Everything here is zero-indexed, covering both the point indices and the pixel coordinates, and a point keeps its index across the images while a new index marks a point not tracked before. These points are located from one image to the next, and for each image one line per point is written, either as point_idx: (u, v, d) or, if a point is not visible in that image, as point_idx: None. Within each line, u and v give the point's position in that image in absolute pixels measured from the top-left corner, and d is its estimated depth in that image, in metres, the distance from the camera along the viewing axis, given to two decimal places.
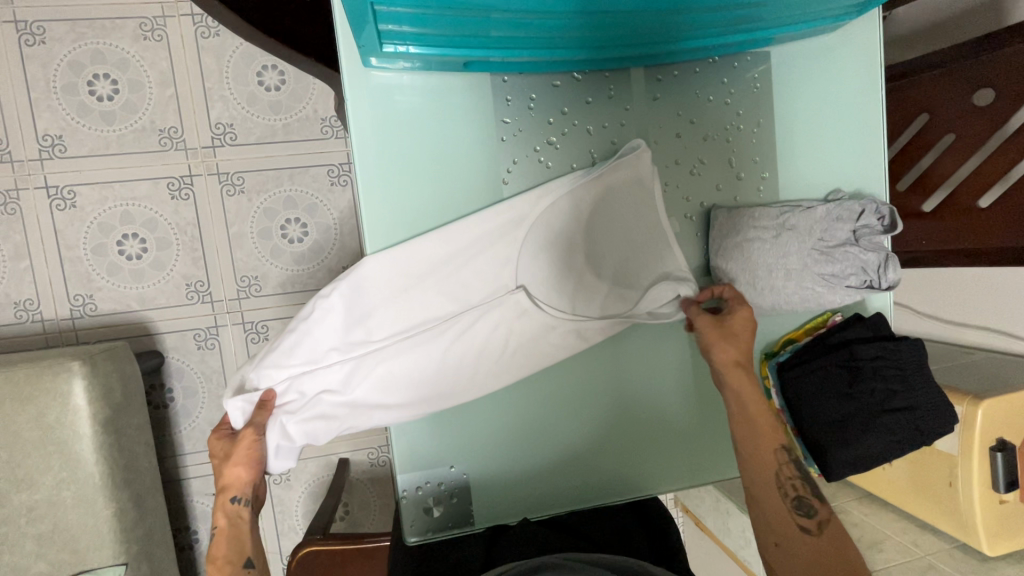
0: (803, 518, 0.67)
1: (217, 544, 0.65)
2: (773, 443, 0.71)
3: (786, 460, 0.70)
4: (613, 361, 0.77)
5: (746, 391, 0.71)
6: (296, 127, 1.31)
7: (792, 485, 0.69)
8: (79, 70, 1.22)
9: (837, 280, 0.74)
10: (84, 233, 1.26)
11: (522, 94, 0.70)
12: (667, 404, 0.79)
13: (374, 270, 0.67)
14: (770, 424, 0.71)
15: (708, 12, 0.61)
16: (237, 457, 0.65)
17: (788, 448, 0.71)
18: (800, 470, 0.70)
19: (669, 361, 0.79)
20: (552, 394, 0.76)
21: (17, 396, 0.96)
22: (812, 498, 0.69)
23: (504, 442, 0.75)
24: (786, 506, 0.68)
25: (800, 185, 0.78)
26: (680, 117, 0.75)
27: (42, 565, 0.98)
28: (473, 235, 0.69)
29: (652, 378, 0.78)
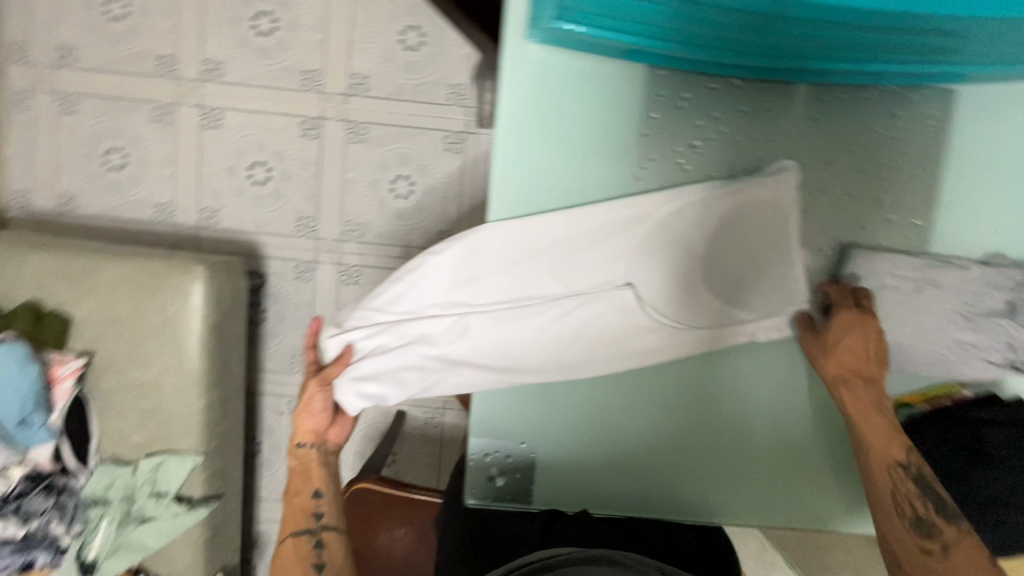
0: (926, 542, 0.64)
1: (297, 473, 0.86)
2: (885, 459, 0.68)
3: (903, 477, 0.66)
4: (701, 378, 0.75)
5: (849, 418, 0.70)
6: (424, 89, 1.35)
7: (912, 503, 0.65)
8: (247, 4, 1.32)
9: (975, 351, 0.70)
10: (222, 153, 1.38)
11: (674, 92, 0.68)
12: (750, 436, 0.76)
13: (491, 236, 0.69)
14: (886, 439, 0.68)
15: (905, 33, 0.57)
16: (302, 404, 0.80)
17: (905, 463, 0.67)
18: (923, 488, 0.65)
19: (761, 392, 0.75)
20: (634, 396, 0.75)
21: (150, 285, 1.08)
22: (938, 521, 0.64)
23: (576, 430, 0.75)
24: (906, 529, 0.65)
25: (958, 240, 0.71)
26: (837, 143, 0.70)
27: (139, 436, 1.10)
28: (592, 227, 0.69)
29: (739, 405, 0.75)
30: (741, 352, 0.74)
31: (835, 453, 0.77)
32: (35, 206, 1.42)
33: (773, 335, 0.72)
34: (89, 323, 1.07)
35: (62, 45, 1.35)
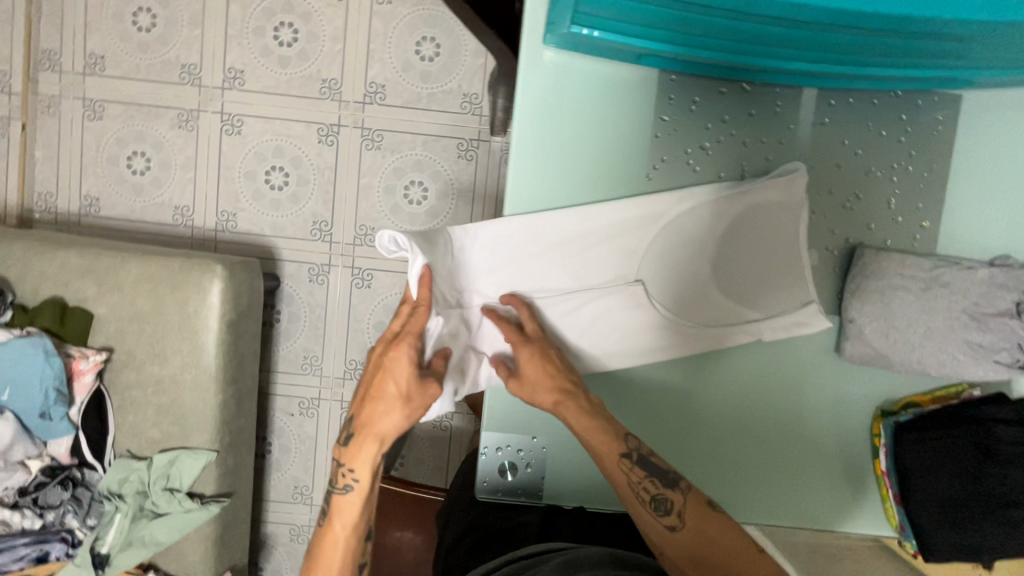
0: (669, 520, 0.64)
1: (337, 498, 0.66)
2: (613, 455, 0.66)
3: (631, 464, 0.65)
4: (714, 376, 0.75)
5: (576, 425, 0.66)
6: (439, 98, 1.39)
7: (646, 487, 0.65)
8: (270, 16, 1.37)
9: (985, 351, 0.70)
10: (241, 158, 1.42)
11: (685, 96, 0.71)
12: (764, 436, 0.77)
13: (507, 230, 0.70)
14: (604, 440, 0.66)
15: (907, 40, 0.60)
16: (404, 417, 0.63)
17: (626, 451, 0.66)
18: (647, 466, 0.66)
19: (775, 392, 0.76)
20: (647, 394, 0.76)
21: (171, 282, 1.10)
22: (668, 493, 0.65)
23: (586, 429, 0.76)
24: (648, 514, 0.65)
25: (963, 241, 0.73)
26: (845, 146, 0.71)
27: (155, 431, 1.12)
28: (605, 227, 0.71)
29: (751, 405, 0.76)
30: (756, 350, 0.75)
31: (846, 455, 0.77)
32: (60, 208, 1.46)
33: (779, 334, 0.72)
34: (110, 319, 1.10)
35: (92, 53, 1.40)
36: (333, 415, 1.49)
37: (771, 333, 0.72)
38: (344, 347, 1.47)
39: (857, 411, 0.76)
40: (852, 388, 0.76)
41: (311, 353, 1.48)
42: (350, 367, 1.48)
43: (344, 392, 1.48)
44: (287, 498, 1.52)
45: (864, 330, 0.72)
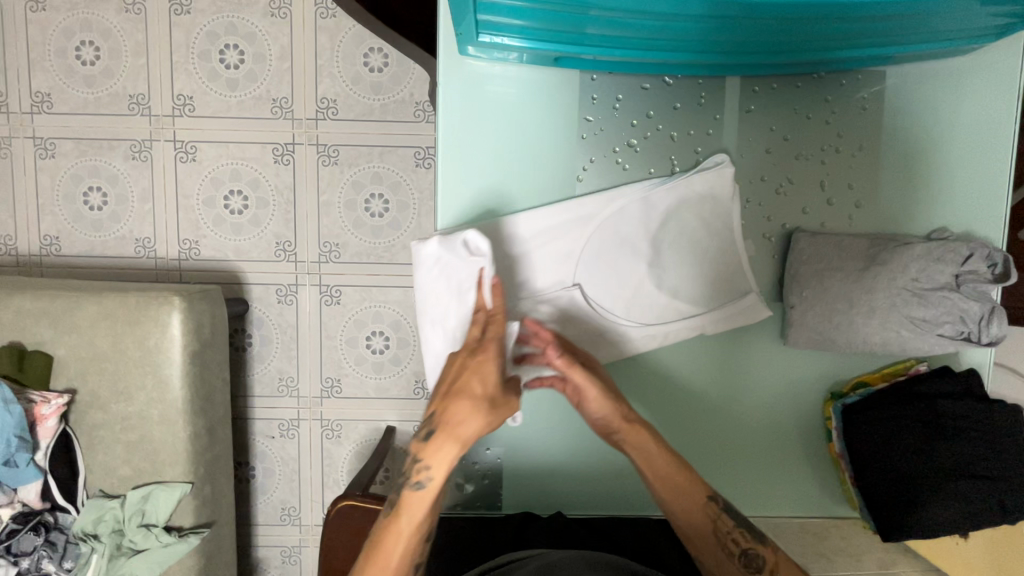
0: (755, 574, 0.63)
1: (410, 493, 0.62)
2: (698, 496, 0.66)
3: (716, 512, 0.66)
4: (723, 367, 0.75)
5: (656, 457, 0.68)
6: (392, 108, 1.38)
7: (733, 537, 0.65)
8: (214, 39, 1.36)
9: (928, 326, 0.70)
10: (198, 184, 1.41)
11: (608, 94, 0.70)
12: (767, 425, 0.76)
13: (445, 245, 0.68)
14: (692, 482, 0.67)
15: (818, 23, 0.60)
16: (488, 424, 0.61)
17: (716, 497, 0.67)
18: (732, 513, 0.66)
19: (779, 378, 0.76)
20: (655, 388, 0.76)
21: (129, 318, 1.09)
22: (759, 546, 0.64)
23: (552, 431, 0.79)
24: (735, 567, 0.63)
25: (898, 218, 0.73)
26: (773, 132, 0.71)
27: (127, 468, 1.11)
28: (539, 233, 0.70)
29: (722, 400, 0.76)
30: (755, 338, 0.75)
31: (802, 438, 0.77)
32: (19, 251, 1.44)
33: (721, 326, 0.73)
34: (72, 361, 1.09)
35: (38, 92, 1.38)
36: (314, 435, 1.48)
37: (713, 324, 0.73)
38: (318, 366, 1.47)
39: (808, 394, 0.76)
40: (801, 372, 0.76)
41: (286, 374, 1.47)
42: (327, 386, 1.47)
43: (323, 411, 1.48)
44: (275, 521, 1.52)
45: (806, 315, 0.71)
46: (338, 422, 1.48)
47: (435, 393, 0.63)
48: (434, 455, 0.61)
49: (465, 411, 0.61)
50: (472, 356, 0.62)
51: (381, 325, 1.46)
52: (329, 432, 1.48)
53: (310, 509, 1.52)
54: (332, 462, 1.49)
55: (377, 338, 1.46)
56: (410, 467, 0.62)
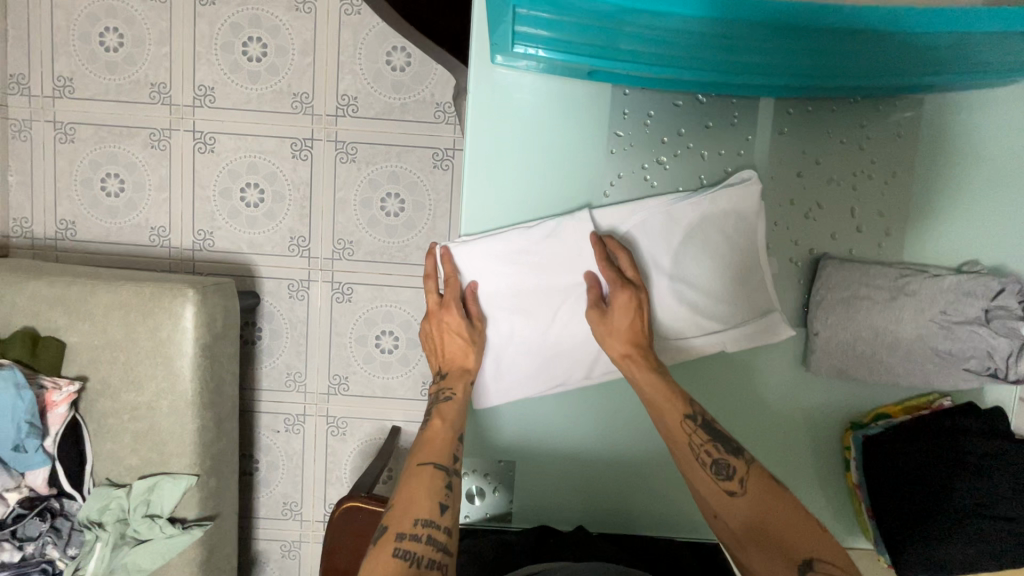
0: (728, 485, 0.63)
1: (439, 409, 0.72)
2: (676, 413, 0.67)
3: (694, 428, 0.66)
4: (780, 388, 0.74)
5: (649, 378, 0.68)
6: (412, 108, 1.37)
7: (706, 450, 0.65)
8: (238, 31, 1.35)
9: (954, 359, 0.69)
10: (216, 176, 1.41)
11: (639, 110, 0.69)
12: (817, 450, 0.76)
13: (477, 253, 0.70)
14: (670, 401, 0.67)
15: (860, 50, 0.59)
16: (477, 347, 0.72)
17: (694, 414, 0.67)
18: (709, 429, 0.66)
19: (835, 404, 0.75)
20: (711, 403, 0.75)
21: (142, 309, 1.09)
22: (729, 457, 0.64)
23: (586, 447, 0.78)
24: (706, 475, 0.64)
25: (928, 248, 0.72)
26: (805, 156, 0.70)
27: (134, 457, 1.12)
28: (563, 257, 0.70)
29: (779, 420, 0.75)
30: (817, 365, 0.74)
31: (817, 464, 0.76)
32: (35, 234, 1.44)
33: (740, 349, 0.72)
34: (84, 348, 1.10)
35: (60, 76, 1.38)
36: (319, 431, 1.48)
37: (733, 345, 0.71)
38: (327, 363, 1.46)
39: (826, 420, 0.75)
40: (821, 398, 0.75)
41: (294, 369, 1.47)
42: (334, 383, 1.47)
43: (330, 408, 1.48)
44: (276, 514, 1.52)
45: (829, 342, 0.70)
46: (343, 420, 1.48)
47: (433, 345, 0.75)
48: (451, 376, 0.73)
49: (457, 345, 0.72)
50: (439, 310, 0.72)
51: (392, 324, 1.45)
52: (334, 429, 1.48)
53: (311, 505, 1.52)
54: (335, 459, 1.49)
55: (386, 337, 1.46)
56: (436, 392, 0.73)
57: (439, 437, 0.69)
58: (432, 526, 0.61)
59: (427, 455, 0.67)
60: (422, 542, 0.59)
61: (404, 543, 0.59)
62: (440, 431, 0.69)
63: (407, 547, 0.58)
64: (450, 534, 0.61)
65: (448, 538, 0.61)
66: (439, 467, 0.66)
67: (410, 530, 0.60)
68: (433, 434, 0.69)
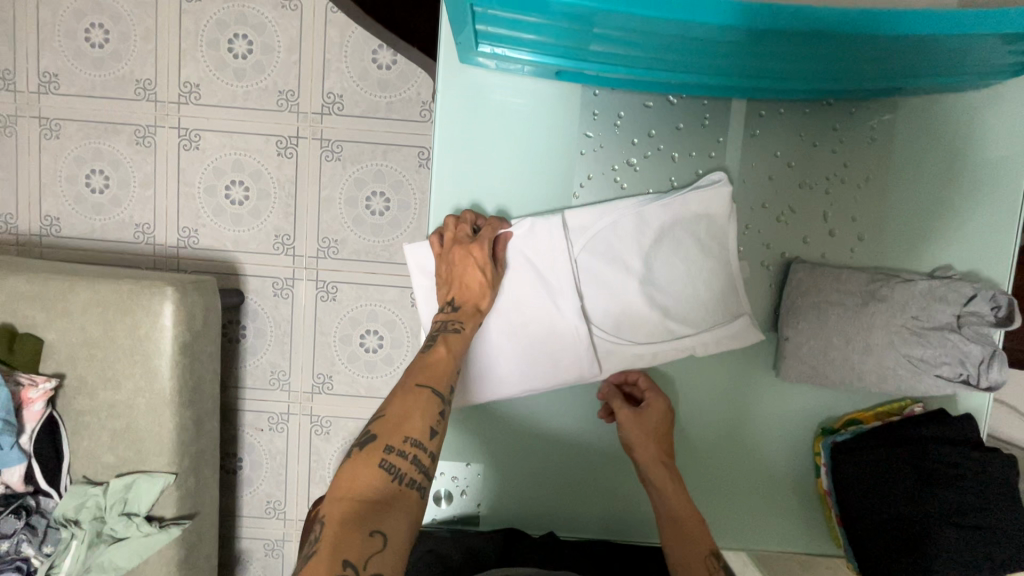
0: None
1: (445, 336, 0.67)
2: (704, 546, 0.66)
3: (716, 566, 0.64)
4: (748, 390, 0.74)
5: (681, 502, 0.69)
6: (398, 106, 1.36)
7: None
8: (223, 28, 1.35)
9: (927, 366, 0.68)
10: (200, 173, 1.40)
11: (610, 110, 0.69)
12: (787, 455, 0.75)
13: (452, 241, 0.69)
14: (695, 530, 0.67)
15: (830, 52, 0.58)
16: (495, 288, 0.69)
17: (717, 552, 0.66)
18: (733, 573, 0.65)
19: (804, 408, 0.74)
20: (681, 407, 0.74)
21: (121, 306, 1.09)
22: None
23: (554, 450, 0.77)
24: None
25: (902, 253, 0.71)
26: (778, 159, 0.69)
27: (111, 456, 1.11)
28: (533, 253, 0.69)
29: (748, 424, 0.74)
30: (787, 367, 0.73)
31: (788, 469, 0.75)
32: (20, 229, 1.43)
33: (712, 351, 0.71)
34: (62, 345, 1.09)
35: (45, 72, 1.37)
36: (303, 430, 1.48)
37: (703, 348, 0.71)
38: (311, 361, 1.46)
39: (798, 426, 0.74)
40: (793, 403, 0.74)
41: (278, 368, 1.46)
42: (318, 381, 1.46)
43: (314, 407, 1.47)
44: (259, 513, 1.52)
45: (801, 347, 0.70)
46: (327, 419, 1.47)
47: (445, 275, 0.69)
48: (463, 311, 0.68)
49: (476, 280, 0.68)
50: (469, 241, 0.66)
51: (376, 324, 1.45)
52: (318, 428, 1.48)
53: (295, 504, 1.52)
54: (319, 458, 1.48)
55: (371, 336, 1.45)
56: (444, 321, 0.68)
57: (441, 363, 0.65)
58: (420, 448, 0.59)
59: (428, 378, 0.64)
60: (408, 460, 0.58)
61: (391, 456, 0.58)
62: (446, 361, 0.65)
63: (392, 461, 0.57)
64: (434, 458, 0.61)
65: (432, 463, 0.60)
66: (437, 392, 0.63)
67: (398, 446, 0.58)
68: (437, 357, 0.65)
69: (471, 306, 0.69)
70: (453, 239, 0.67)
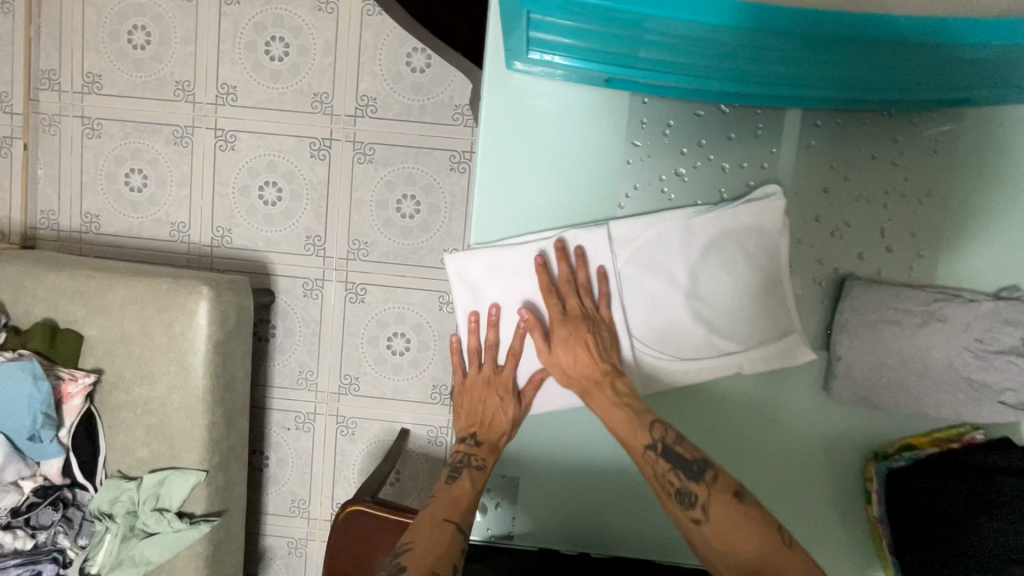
0: (693, 512, 0.63)
1: (468, 470, 0.72)
2: (637, 449, 0.66)
3: (655, 457, 0.65)
4: (795, 410, 0.71)
5: (608, 408, 0.67)
6: (430, 110, 1.36)
7: (672, 480, 0.64)
8: (261, 30, 1.36)
9: (989, 391, 0.65)
10: (235, 173, 1.42)
11: (659, 119, 0.67)
12: (834, 478, 0.72)
13: (492, 262, 0.68)
14: (630, 429, 0.66)
15: (898, 61, 0.56)
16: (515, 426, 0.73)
17: (652, 443, 0.65)
18: (670, 458, 0.65)
19: (854, 429, 0.71)
20: (725, 424, 0.71)
21: (158, 305, 1.10)
22: (692, 485, 0.63)
23: (591, 464, 0.75)
24: (675, 507, 0.64)
25: (964, 272, 0.67)
26: (834, 171, 0.67)
27: (146, 451, 1.13)
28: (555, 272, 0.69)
29: (795, 443, 0.71)
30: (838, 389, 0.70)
31: (836, 492, 0.72)
32: (61, 226, 1.47)
33: (758, 368, 0.69)
34: (100, 341, 1.11)
35: (89, 72, 1.40)
36: (329, 430, 1.48)
37: (750, 365, 0.69)
38: (338, 362, 1.46)
39: (847, 449, 0.71)
40: (842, 425, 0.71)
41: (306, 367, 1.47)
42: (345, 382, 1.47)
43: (340, 408, 1.48)
44: (284, 511, 1.53)
45: (853, 367, 0.67)
46: (353, 420, 1.48)
47: (467, 407, 0.75)
48: (484, 447, 0.73)
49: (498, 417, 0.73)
50: (495, 380, 0.73)
51: (403, 326, 1.45)
52: (343, 429, 1.48)
53: (319, 504, 1.52)
54: (344, 459, 1.49)
55: (398, 339, 1.45)
56: (465, 455, 0.74)
57: (465, 498, 0.70)
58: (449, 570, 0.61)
59: (449, 512, 0.68)
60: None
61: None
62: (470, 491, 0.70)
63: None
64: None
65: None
66: (460, 526, 0.67)
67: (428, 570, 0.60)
68: (459, 492, 0.70)
69: (490, 447, 0.73)
70: (481, 373, 0.73)
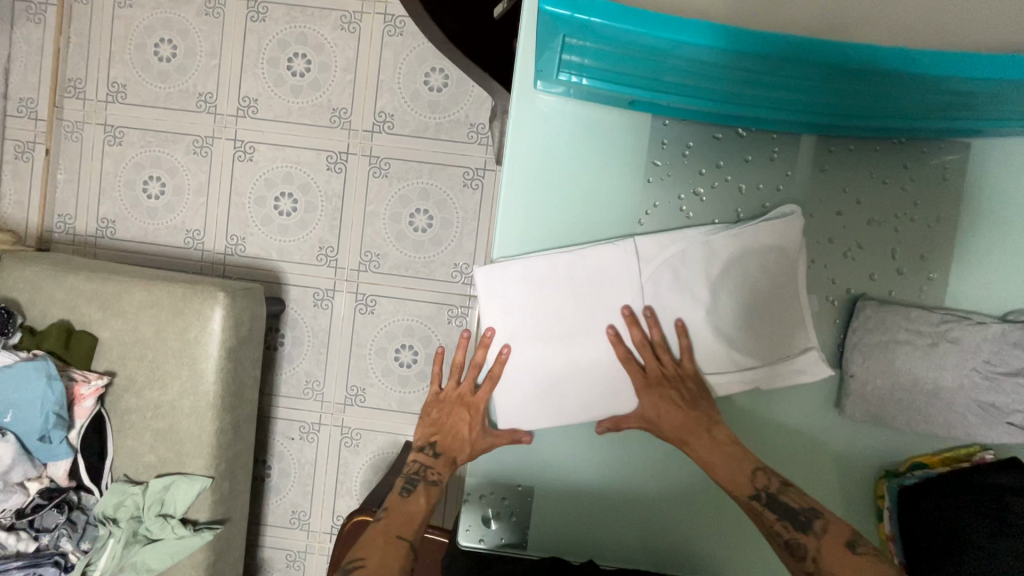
0: (806, 563, 0.64)
1: (424, 485, 0.78)
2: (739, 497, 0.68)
3: (760, 506, 0.67)
4: (803, 421, 0.72)
5: (709, 458, 0.69)
6: (446, 128, 1.40)
7: (780, 529, 0.66)
8: (284, 47, 1.40)
9: (998, 412, 0.67)
10: (252, 184, 1.44)
11: (679, 140, 0.70)
12: (844, 489, 0.73)
13: (523, 274, 0.69)
14: (735, 480, 0.68)
15: (912, 93, 0.59)
16: (477, 421, 0.75)
17: (755, 492, 0.67)
18: (776, 507, 0.66)
19: (859, 440, 0.72)
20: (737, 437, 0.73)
21: (174, 309, 1.12)
22: (799, 535, 0.65)
23: (604, 474, 0.76)
24: (785, 557, 0.66)
25: (972, 295, 0.70)
26: (845, 194, 0.70)
27: (153, 455, 1.13)
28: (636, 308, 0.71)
29: (806, 454, 0.72)
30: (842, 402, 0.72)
31: (845, 503, 0.73)
32: (76, 230, 1.49)
33: (773, 385, 0.71)
34: (114, 344, 1.12)
35: (115, 82, 1.44)
36: (333, 440, 1.48)
37: (765, 381, 0.71)
38: (346, 373, 1.47)
39: (858, 460, 0.73)
40: (854, 438, 0.72)
41: (313, 377, 1.48)
42: (351, 393, 1.47)
43: (345, 418, 1.48)
44: (284, 523, 1.52)
45: (866, 386, 0.69)
46: (358, 431, 1.47)
47: (433, 417, 0.79)
48: (441, 457, 0.78)
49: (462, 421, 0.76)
50: (466, 396, 0.76)
51: (411, 338, 1.46)
52: (348, 441, 1.48)
53: (319, 516, 1.51)
54: (346, 471, 1.48)
55: (405, 351, 1.46)
56: (423, 465, 0.78)
57: (420, 512, 0.76)
58: None
59: (402, 529, 0.74)
60: None
61: None
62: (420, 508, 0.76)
63: None
64: None
65: None
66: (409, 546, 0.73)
67: None
68: (415, 506, 0.76)
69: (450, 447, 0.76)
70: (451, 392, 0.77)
